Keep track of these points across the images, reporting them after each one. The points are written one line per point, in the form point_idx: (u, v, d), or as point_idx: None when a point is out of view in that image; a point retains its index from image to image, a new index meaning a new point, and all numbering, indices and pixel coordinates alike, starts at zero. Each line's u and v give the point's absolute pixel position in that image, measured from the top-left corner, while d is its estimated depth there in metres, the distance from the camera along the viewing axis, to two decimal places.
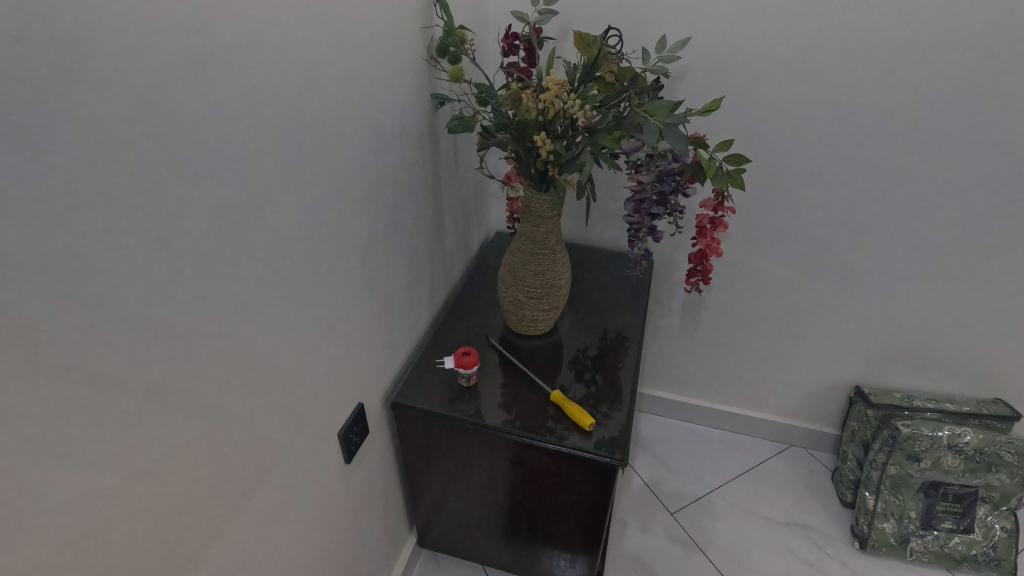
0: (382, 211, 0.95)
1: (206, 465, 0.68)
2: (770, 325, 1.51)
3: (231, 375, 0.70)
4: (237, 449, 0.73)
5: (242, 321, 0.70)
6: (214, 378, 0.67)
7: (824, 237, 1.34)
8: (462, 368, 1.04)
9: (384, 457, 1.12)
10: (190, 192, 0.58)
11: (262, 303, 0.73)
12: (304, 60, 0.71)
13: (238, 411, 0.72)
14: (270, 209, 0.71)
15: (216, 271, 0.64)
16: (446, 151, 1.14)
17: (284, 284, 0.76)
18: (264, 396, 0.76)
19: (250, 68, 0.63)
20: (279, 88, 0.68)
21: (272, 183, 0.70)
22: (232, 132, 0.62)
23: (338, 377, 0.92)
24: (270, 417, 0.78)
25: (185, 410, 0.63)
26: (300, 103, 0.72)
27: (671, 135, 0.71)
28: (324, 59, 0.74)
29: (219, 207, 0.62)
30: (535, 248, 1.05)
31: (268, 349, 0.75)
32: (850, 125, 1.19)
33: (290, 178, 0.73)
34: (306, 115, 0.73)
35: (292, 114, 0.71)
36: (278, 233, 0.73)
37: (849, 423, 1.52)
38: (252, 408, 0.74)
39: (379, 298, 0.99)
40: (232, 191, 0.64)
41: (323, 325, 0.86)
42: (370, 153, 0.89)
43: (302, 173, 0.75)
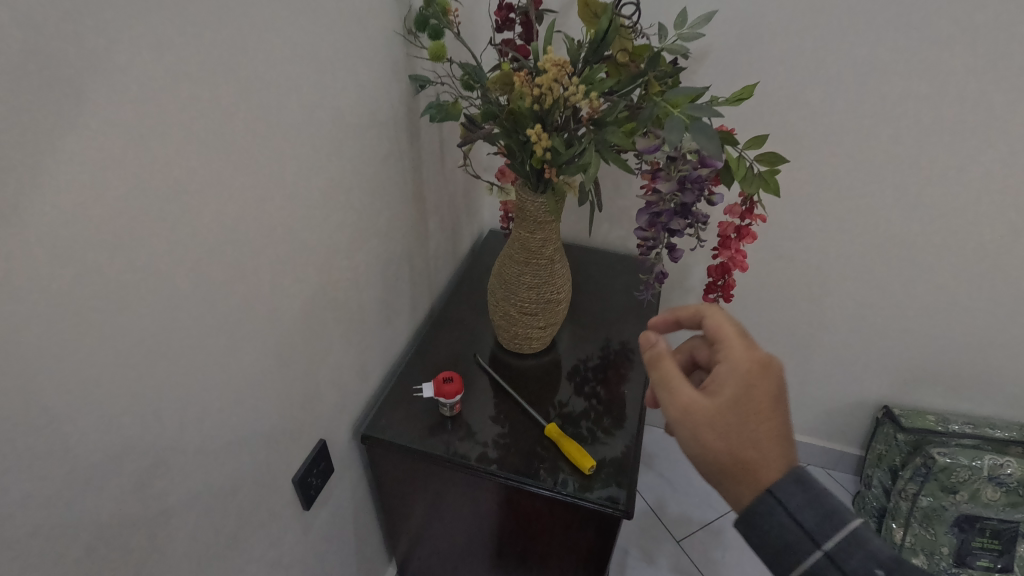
0: (349, 212, 0.80)
1: (114, 547, 0.53)
2: (791, 336, 1.36)
3: (148, 430, 0.54)
4: (164, 517, 0.59)
5: (159, 361, 0.54)
6: (120, 434, 0.51)
7: (859, 243, 1.18)
8: (443, 397, 0.89)
9: (357, 492, 0.98)
10: (59, 198, 0.42)
11: (192, 336, 0.57)
12: (239, 33, 0.56)
13: (159, 472, 0.57)
14: (196, 220, 0.55)
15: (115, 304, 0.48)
16: (430, 141, 0.99)
17: (221, 309, 0.61)
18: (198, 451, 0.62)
19: (167, 46, 0.48)
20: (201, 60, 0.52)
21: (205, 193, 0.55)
22: (130, 116, 0.46)
23: (295, 411, 0.78)
24: (207, 472, 0.63)
25: (69, 485, 0.48)
26: (234, 83, 0.56)
27: (699, 131, 0.56)
28: (264, 25, 0.58)
29: (112, 216, 0.47)
30: (530, 257, 0.90)
31: (201, 391, 0.60)
32: (902, 115, 1.03)
33: (226, 179, 0.57)
34: (246, 98, 0.58)
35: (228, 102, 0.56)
36: (209, 248, 0.57)
37: (875, 446, 1.37)
38: (180, 466, 0.59)
39: (345, 317, 0.84)
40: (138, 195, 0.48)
41: (276, 351, 0.71)
42: (332, 143, 0.73)
43: (241, 170, 0.59)
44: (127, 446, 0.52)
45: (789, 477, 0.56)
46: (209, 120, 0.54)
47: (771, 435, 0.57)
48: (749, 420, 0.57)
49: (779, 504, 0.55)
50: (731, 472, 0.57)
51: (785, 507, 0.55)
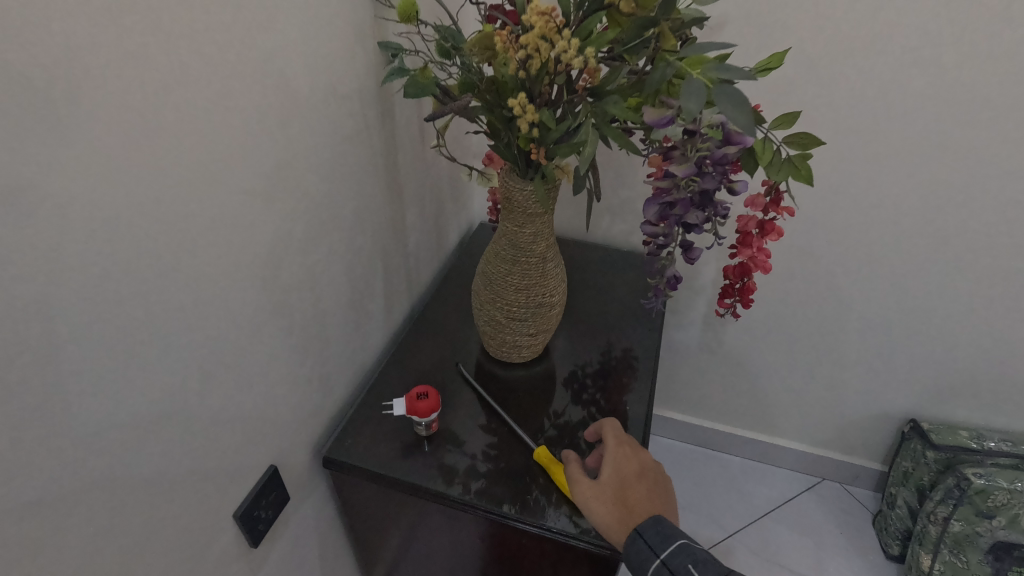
0: (304, 200, 0.67)
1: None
2: (810, 342, 1.24)
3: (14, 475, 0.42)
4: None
5: (26, 387, 0.42)
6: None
7: (892, 240, 1.05)
8: (417, 415, 0.78)
9: (322, 519, 0.87)
10: None
11: (78, 354, 0.45)
12: None
13: (41, 527, 0.45)
14: (76, 206, 0.43)
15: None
16: (408, 120, 0.86)
17: (125, 320, 0.48)
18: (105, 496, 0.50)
19: None
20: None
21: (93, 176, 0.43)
22: None
23: (238, 435, 0.66)
24: (116, 520, 0.52)
25: None
26: (123, 26, 0.43)
27: (725, 96, 0.43)
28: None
29: None
30: (518, 255, 0.78)
31: (99, 421, 0.48)
32: (950, 93, 0.89)
33: (119, 152, 0.45)
34: (144, 47, 0.45)
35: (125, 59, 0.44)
36: (99, 241, 0.45)
37: (900, 463, 1.25)
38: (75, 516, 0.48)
39: (303, 323, 0.72)
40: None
41: (210, 366, 0.59)
42: (278, 115, 0.61)
43: (145, 143, 0.47)
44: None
45: (651, 521, 0.68)
46: (82, 70, 0.41)
47: (639, 494, 0.71)
48: (621, 482, 0.71)
49: (640, 536, 0.67)
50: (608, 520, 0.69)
51: (643, 538, 0.66)
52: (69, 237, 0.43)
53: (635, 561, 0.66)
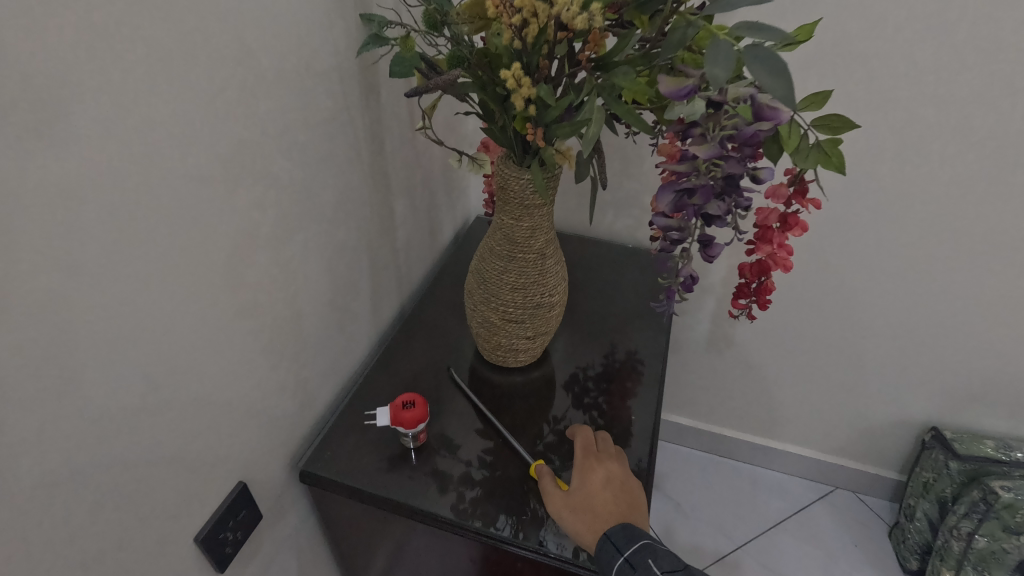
0: (274, 188, 0.60)
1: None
2: (826, 345, 1.17)
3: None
4: None
5: None
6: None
7: (917, 237, 0.98)
8: (402, 426, 0.71)
9: (303, 536, 0.80)
10: None
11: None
12: None
13: None
14: None
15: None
16: (396, 102, 0.79)
17: (43, 320, 0.42)
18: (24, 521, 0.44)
19: None
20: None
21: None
22: None
23: (199, 449, 0.59)
24: (39, 547, 0.45)
25: None
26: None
27: (757, 60, 0.36)
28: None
29: None
30: (515, 250, 0.71)
31: (14, 437, 0.42)
32: (986, 75, 0.82)
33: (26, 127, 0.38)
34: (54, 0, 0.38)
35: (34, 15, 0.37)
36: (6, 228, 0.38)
37: (921, 473, 1.18)
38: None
39: (275, 324, 0.66)
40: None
41: (160, 375, 0.52)
42: (241, 90, 0.53)
43: (66, 113, 0.40)
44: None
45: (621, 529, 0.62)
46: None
47: (615, 503, 0.65)
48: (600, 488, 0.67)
49: (609, 540, 0.61)
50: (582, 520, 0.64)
51: (612, 543, 0.61)
52: None
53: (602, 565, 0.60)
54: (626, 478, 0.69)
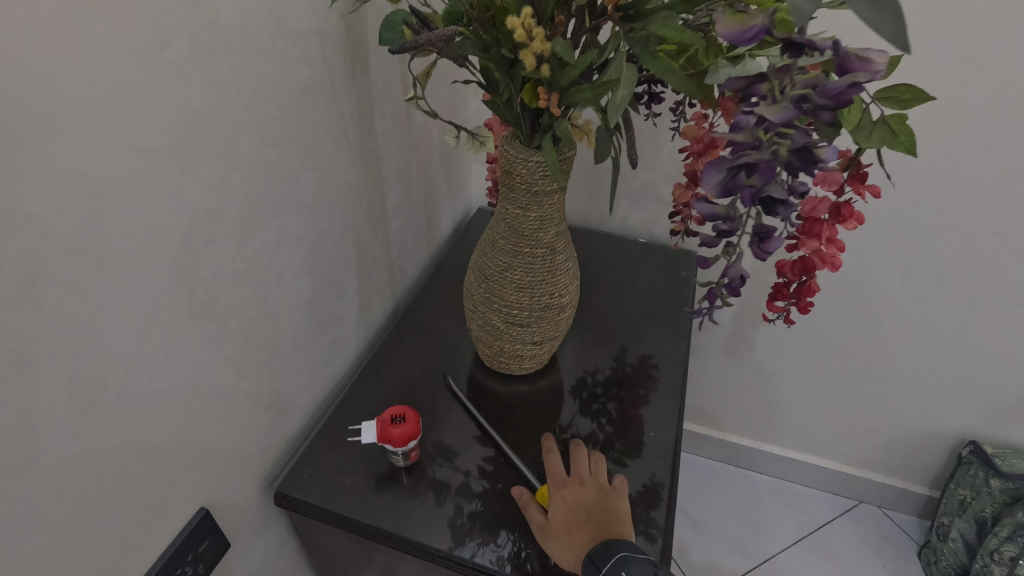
0: (240, 168, 0.52)
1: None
2: (855, 350, 1.08)
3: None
4: None
5: None
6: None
7: (964, 234, 0.89)
8: (390, 444, 0.63)
9: (281, 562, 0.72)
10: None
11: None
12: None
13: None
14: None
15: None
16: (387, 76, 0.70)
17: None
18: None
19: None
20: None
21: None
22: None
23: (150, 473, 0.50)
24: None
25: None
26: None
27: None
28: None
29: None
30: (520, 244, 0.62)
31: None
32: None
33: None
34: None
35: None
36: None
37: (956, 490, 1.10)
38: None
39: (245, 327, 0.57)
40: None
41: (96, 387, 0.44)
42: (194, 46, 0.44)
43: None
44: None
45: (606, 548, 0.55)
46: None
47: (597, 519, 0.58)
48: (579, 507, 0.59)
49: (594, 565, 0.54)
50: (565, 548, 0.56)
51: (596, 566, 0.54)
52: None
53: None
54: (607, 504, 0.60)
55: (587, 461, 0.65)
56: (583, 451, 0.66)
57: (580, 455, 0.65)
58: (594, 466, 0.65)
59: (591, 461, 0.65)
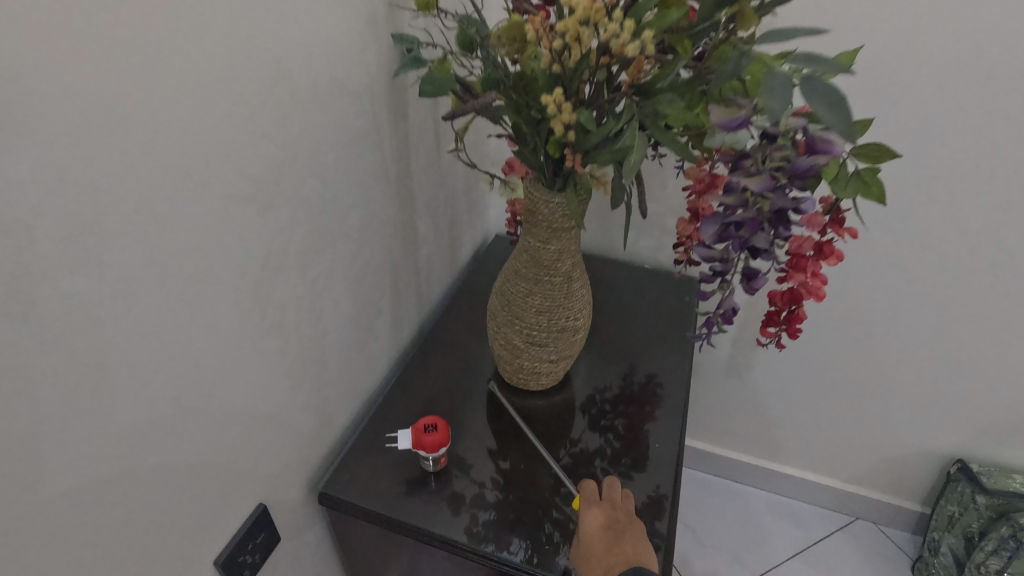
0: (305, 206, 0.60)
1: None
2: (846, 371, 1.15)
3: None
4: None
5: None
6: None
7: (944, 264, 0.97)
8: (423, 450, 0.70)
9: (317, 560, 0.79)
10: None
11: (52, 364, 0.40)
12: None
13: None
14: (56, 197, 0.37)
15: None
16: (423, 122, 0.79)
17: (98, 330, 0.42)
18: (70, 528, 0.44)
19: None
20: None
21: (70, 164, 0.37)
22: None
23: (221, 470, 0.58)
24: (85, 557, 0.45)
25: None
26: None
27: (812, 93, 0.34)
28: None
29: None
30: (540, 273, 0.70)
31: (61, 445, 0.41)
32: (1013, 105, 0.81)
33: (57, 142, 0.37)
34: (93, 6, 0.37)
35: (115, 41, 0.38)
36: (76, 239, 0.39)
37: (945, 506, 1.15)
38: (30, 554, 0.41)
39: (301, 341, 0.65)
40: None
41: (188, 395, 0.52)
42: (277, 108, 0.53)
43: (133, 126, 0.41)
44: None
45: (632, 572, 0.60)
46: (3, 30, 0.33)
47: (626, 542, 0.64)
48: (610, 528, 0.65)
49: None
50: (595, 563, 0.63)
51: None
52: (50, 238, 0.38)
53: None
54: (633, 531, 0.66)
55: (618, 489, 0.71)
56: (615, 480, 0.73)
57: (614, 483, 0.72)
58: (624, 494, 0.71)
59: (621, 490, 0.72)
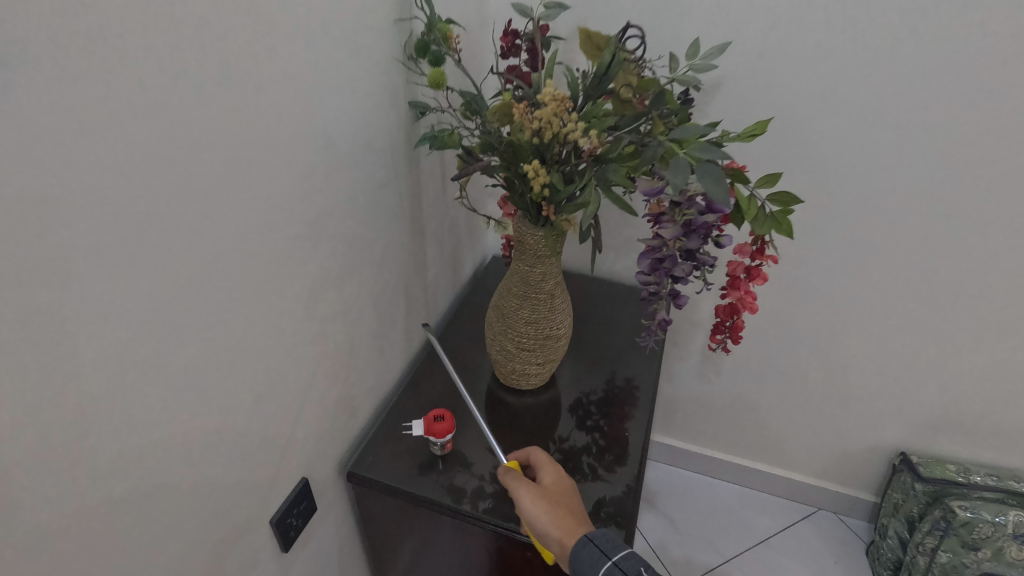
0: (340, 241, 0.76)
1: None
2: (801, 374, 1.31)
3: (92, 488, 0.49)
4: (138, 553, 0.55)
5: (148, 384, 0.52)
6: (51, 494, 0.45)
7: (876, 280, 1.13)
8: (433, 436, 0.86)
9: (341, 535, 0.93)
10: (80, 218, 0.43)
11: (184, 360, 0.55)
12: (237, 58, 0.53)
13: (144, 508, 0.55)
14: (196, 242, 0.53)
15: (31, 350, 0.42)
16: (431, 167, 0.96)
17: (209, 336, 0.58)
18: (183, 483, 0.59)
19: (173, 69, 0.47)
20: (157, 68, 0.46)
21: (202, 220, 0.54)
22: (143, 139, 0.46)
23: (277, 449, 0.73)
24: (190, 507, 0.61)
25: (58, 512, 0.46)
26: (199, 100, 0.50)
27: (704, 174, 0.50)
28: (241, 35, 0.53)
29: (123, 243, 0.46)
30: (528, 291, 0.86)
31: (184, 420, 0.57)
32: (919, 150, 0.98)
33: (189, 211, 0.52)
34: (224, 112, 0.53)
35: (232, 134, 0.55)
36: (203, 271, 0.55)
37: (891, 494, 1.30)
38: (160, 498, 0.57)
39: (335, 348, 0.81)
40: (73, 230, 0.42)
41: (257, 388, 0.67)
42: (324, 168, 0.70)
43: (239, 190, 0.57)
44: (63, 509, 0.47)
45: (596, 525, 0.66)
46: (183, 134, 0.49)
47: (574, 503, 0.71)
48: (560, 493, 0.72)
49: (589, 540, 0.64)
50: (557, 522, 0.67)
51: (594, 541, 0.64)
52: (192, 271, 0.54)
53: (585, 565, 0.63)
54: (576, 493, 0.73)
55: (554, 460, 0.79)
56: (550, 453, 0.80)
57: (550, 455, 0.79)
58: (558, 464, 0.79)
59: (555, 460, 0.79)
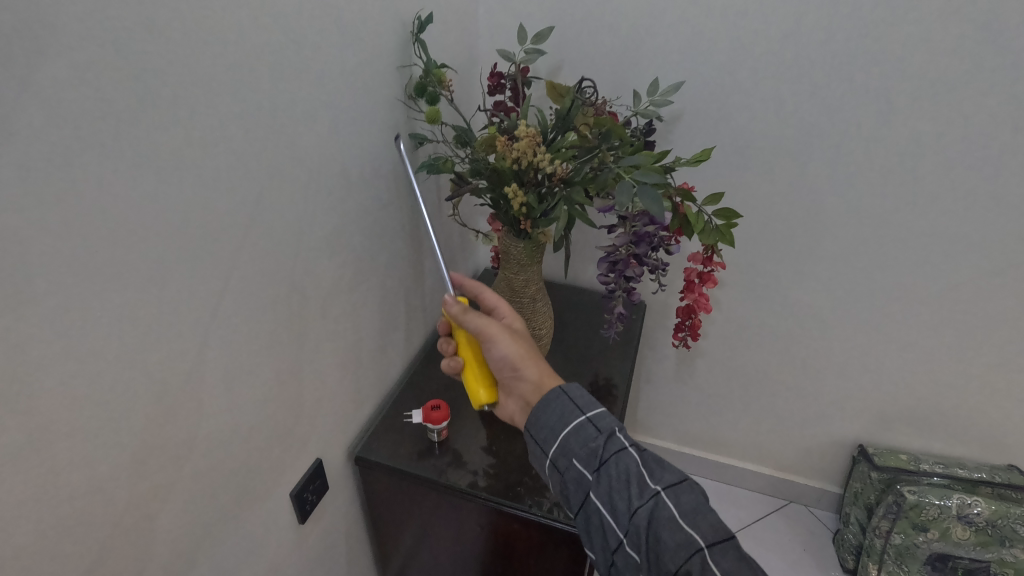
0: (349, 253, 0.89)
1: (117, 560, 0.59)
2: (766, 375, 1.44)
3: (161, 449, 0.61)
4: (189, 506, 0.67)
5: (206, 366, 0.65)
6: (135, 450, 0.58)
7: (826, 287, 1.27)
8: (430, 422, 0.98)
9: (348, 516, 1.05)
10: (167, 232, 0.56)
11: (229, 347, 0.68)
12: (274, 106, 0.67)
13: (196, 468, 0.67)
14: (240, 251, 0.66)
15: (135, 333, 0.55)
16: (427, 190, 1.09)
17: (248, 329, 0.71)
18: (224, 451, 0.71)
19: (233, 117, 0.61)
20: (224, 116, 0.60)
21: (245, 233, 0.67)
22: (211, 172, 0.59)
23: (297, 430, 0.85)
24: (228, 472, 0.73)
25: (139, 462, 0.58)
26: (247, 138, 0.63)
27: (643, 195, 0.63)
28: (278, 86, 0.67)
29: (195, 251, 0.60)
30: (512, 294, 0.99)
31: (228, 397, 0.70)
32: (854, 172, 1.13)
33: (238, 226, 0.65)
34: (265, 149, 0.67)
35: (269, 166, 0.68)
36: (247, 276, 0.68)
37: (852, 484, 1.42)
38: (209, 461, 0.69)
39: (344, 345, 0.93)
40: (164, 241, 0.56)
41: (283, 375, 0.80)
42: (338, 191, 0.83)
43: (272, 210, 0.70)
44: (140, 466, 0.59)
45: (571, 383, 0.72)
46: (236, 166, 0.63)
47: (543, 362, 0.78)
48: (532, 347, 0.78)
49: (565, 394, 0.70)
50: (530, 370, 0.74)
51: (568, 395, 0.70)
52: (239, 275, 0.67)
53: (558, 411, 0.69)
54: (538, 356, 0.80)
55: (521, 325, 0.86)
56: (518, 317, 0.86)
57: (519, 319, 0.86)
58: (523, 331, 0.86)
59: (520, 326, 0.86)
